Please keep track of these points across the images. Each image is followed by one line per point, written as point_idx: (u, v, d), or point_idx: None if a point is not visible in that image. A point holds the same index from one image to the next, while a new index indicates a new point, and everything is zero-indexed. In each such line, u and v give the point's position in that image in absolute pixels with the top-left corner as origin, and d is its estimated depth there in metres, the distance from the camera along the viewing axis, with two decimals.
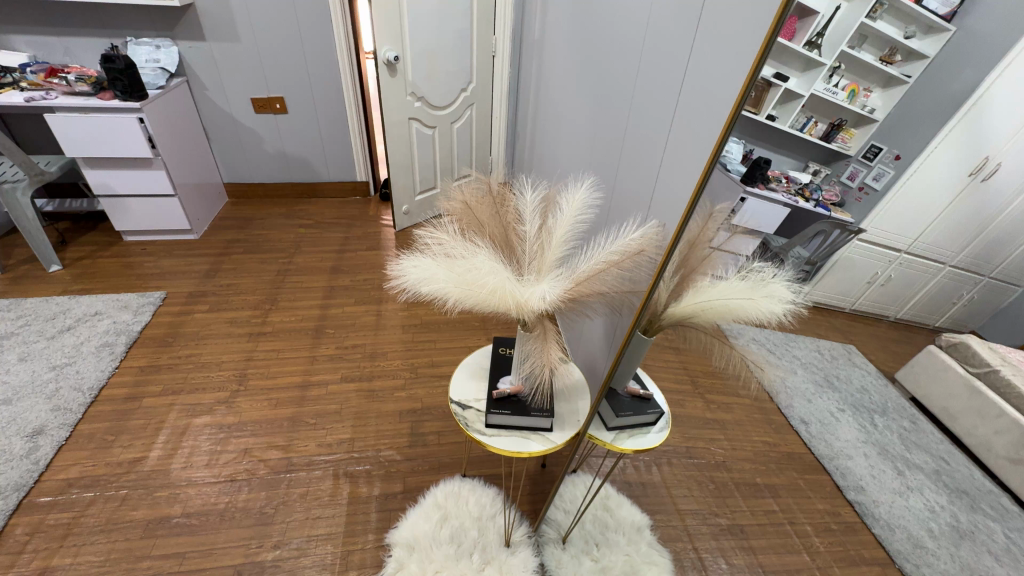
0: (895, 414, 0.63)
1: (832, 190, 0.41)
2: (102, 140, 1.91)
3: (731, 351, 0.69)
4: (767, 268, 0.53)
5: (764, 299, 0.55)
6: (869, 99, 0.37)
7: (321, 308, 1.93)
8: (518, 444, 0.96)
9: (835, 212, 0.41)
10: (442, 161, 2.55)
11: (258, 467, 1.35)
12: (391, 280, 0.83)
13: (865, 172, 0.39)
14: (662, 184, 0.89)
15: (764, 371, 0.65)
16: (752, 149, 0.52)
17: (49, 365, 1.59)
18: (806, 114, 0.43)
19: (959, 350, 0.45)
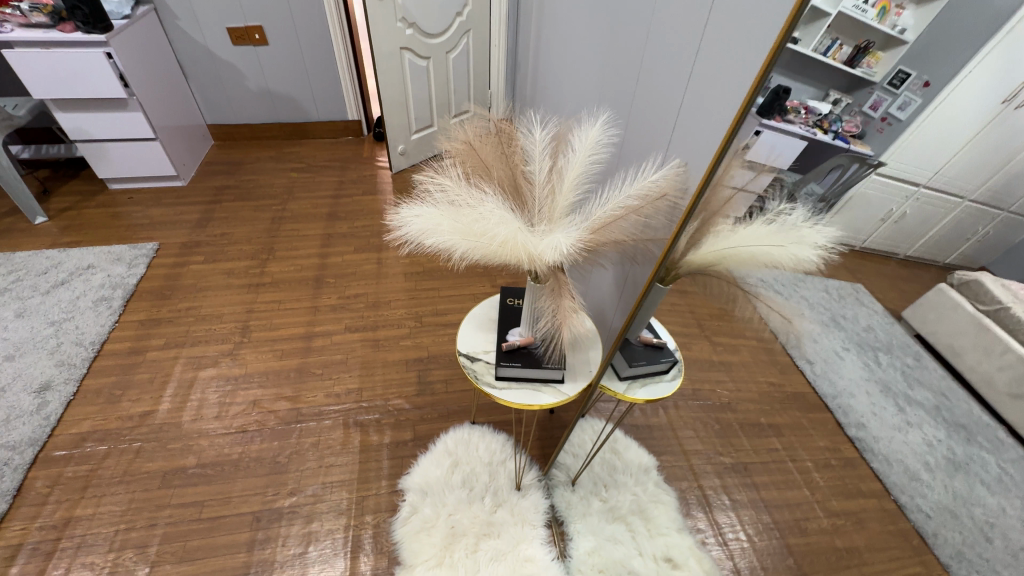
0: (898, 351, 0.58)
1: (853, 121, 0.39)
2: (69, 79, 1.76)
3: (753, 302, 0.64)
4: (785, 208, 0.50)
5: (791, 248, 0.50)
6: (901, 18, 0.33)
7: (319, 256, 1.88)
8: (529, 397, 0.94)
9: (854, 144, 0.39)
10: (437, 96, 2.38)
11: (268, 418, 1.35)
12: (392, 232, 0.78)
13: (889, 101, 0.36)
14: (687, 115, 0.79)
15: (791, 323, 0.60)
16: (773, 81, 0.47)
17: (47, 320, 1.56)
18: (831, 36, 0.40)
19: (972, 287, 0.45)
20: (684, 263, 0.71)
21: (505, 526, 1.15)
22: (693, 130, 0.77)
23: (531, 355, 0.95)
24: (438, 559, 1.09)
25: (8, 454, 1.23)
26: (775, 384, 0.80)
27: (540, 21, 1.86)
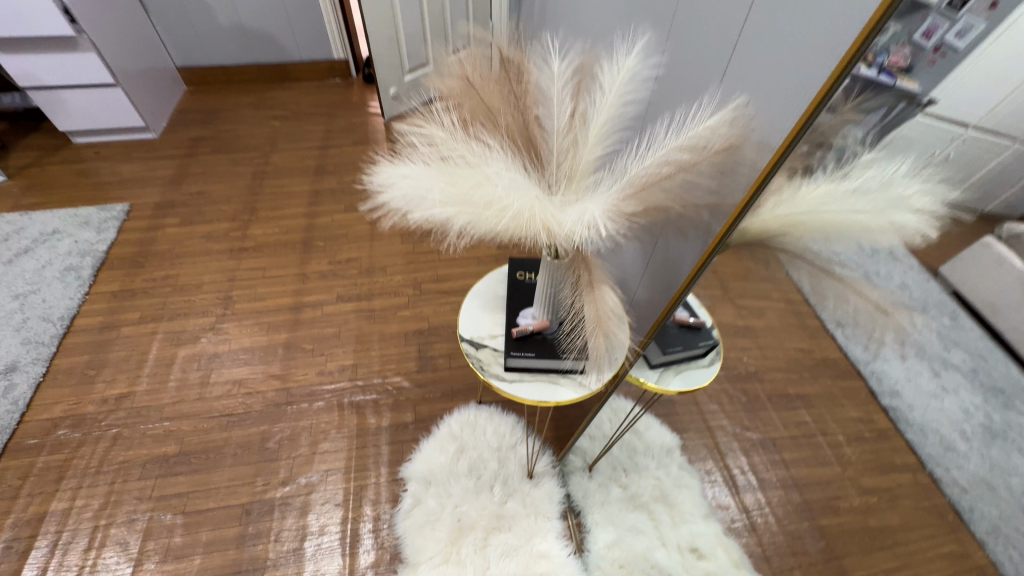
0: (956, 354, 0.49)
1: (899, 53, 0.32)
2: (4, 13, 1.52)
3: (841, 293, 0.47)
4: (815, 162, 0.42)
5: (876, 219, 0.38)
6: None
7: (307, 217, 1.70)
8: (545, 391, 0.81)
9: (900, 81, 0.32)
10: (432, 29, 2.10)
11: (256, 400, 1.24)
12: (369, 200, 0.59)
13: (945, 27, 0.28)
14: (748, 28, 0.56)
15: (891, 317, 0.44)
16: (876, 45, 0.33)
17: (11, 293, 1.43)
18: None
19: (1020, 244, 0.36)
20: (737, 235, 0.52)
21: (517, 519, 1.05)
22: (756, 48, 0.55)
23: (546, 343, 0.81)
24: (444, 556, 1.00)
25: None
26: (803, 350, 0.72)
27: None
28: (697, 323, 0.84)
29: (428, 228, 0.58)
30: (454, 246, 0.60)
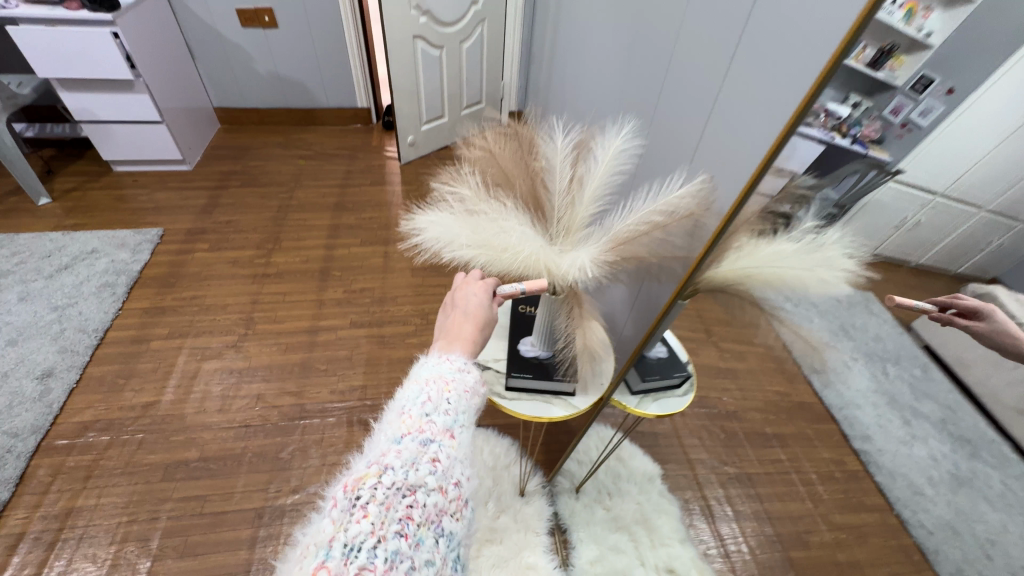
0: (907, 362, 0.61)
1: (872, 126, 0.39)
2: (73, 57, 1.73)
3: (774, 327, 0.64)
4: (828, 231, 0.49)
5: (824, 269, 0.51)
6: (926, 20, 0.32)
7: (326, 248, 1.86)
8: (540, 409, 0.93)
9: (871, 149, 0.40)
10: (449, 86, 2.34)
11: (271, 413, 1.35)
12: (406, 240, 0.75)
13: (910, 106, 0.36)
14: (726, 109, 0.70)
15: (813, 346, 0.62)
16: (842, 108, 0.40)
17: (51, 305, 1.55)
18: (872, 44, 0.36)
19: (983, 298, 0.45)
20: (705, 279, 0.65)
21: (509, 532, 1.15)
22: (723, 134, 0.70)
23: (543, 367, 0.93)
24: None
25: (11, 441, 1.23)
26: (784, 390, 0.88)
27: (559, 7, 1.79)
28: (670, 355, 0.97)
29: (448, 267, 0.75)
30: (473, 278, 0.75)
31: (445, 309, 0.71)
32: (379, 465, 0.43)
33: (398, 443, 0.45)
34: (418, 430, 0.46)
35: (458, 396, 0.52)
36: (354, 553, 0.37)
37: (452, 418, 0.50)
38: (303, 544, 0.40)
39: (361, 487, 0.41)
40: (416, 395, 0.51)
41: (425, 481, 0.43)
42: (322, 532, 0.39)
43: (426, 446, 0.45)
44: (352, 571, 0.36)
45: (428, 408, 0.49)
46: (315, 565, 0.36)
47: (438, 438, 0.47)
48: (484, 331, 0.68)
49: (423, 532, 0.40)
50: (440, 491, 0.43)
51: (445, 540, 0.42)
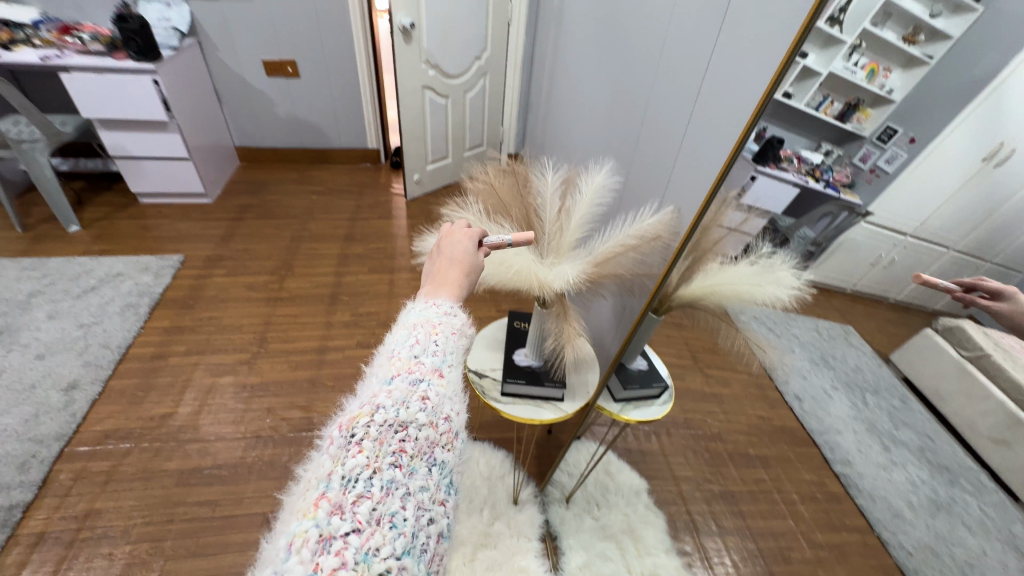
0: (886, 393, 0.59)
1: (843, 171, 0.45)
2: (116, 100, 1.92)
3: (739, 333, 0.73)
4: (778, 255, 0.59)
5: (771, 285, 0.62)
6: (888, 79, 0.40)
7: (335, 275, 1.99)
8: (532, 412, 1.03)
9: (843, 193, 0.46)
10: (453, 131, 2.56)
11: (281, 425, 1.43)
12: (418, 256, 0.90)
13: (876, 155, 0.43)
14: (686, 154, 0.85)
15: (765, 352, 0.71)
16: (771, 130, 0.53)
17: (77, 323, 1.66)
18: (823, 93, 0.47)
19: (955, 333, 0.45)
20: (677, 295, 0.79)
21: (502, 538, 1.22)
22: (687, 173, 0.85)
23: (535, 375, 1.04)
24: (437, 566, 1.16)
25: (36, 447, 1.31)
26: (765, 418, 0.87)
27: (552, 64, 2.02)
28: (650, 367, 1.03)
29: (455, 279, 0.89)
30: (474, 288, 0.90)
31: (433, 258, 0.76)
32: (372, 405, 0.48)
33: (389, 384, 0.50)
34: (408, 371, 0.51)
35: (446, 338, 0.57)
36: (352, 483, 0.42)
37: (441, 358, 0.54)
38: (308, 477, 0.46)
39: (356, 426, 0.46)
40: (405, 338, 0.56)
41: (416, 417, 0.48)
42: (324, 466, 0.45)
43: (416, 385, 0.50)
44: (350, 497, 0.41)
45: (417, 350, 0.54)
46: (318, 495, 0.42)
47: (428, 377, 0.51)
48: (471, 276, 0.72)
49: (416, 462, 0.45)
50: (430, 425, 0.48)
51: (438, 469, 0.47)
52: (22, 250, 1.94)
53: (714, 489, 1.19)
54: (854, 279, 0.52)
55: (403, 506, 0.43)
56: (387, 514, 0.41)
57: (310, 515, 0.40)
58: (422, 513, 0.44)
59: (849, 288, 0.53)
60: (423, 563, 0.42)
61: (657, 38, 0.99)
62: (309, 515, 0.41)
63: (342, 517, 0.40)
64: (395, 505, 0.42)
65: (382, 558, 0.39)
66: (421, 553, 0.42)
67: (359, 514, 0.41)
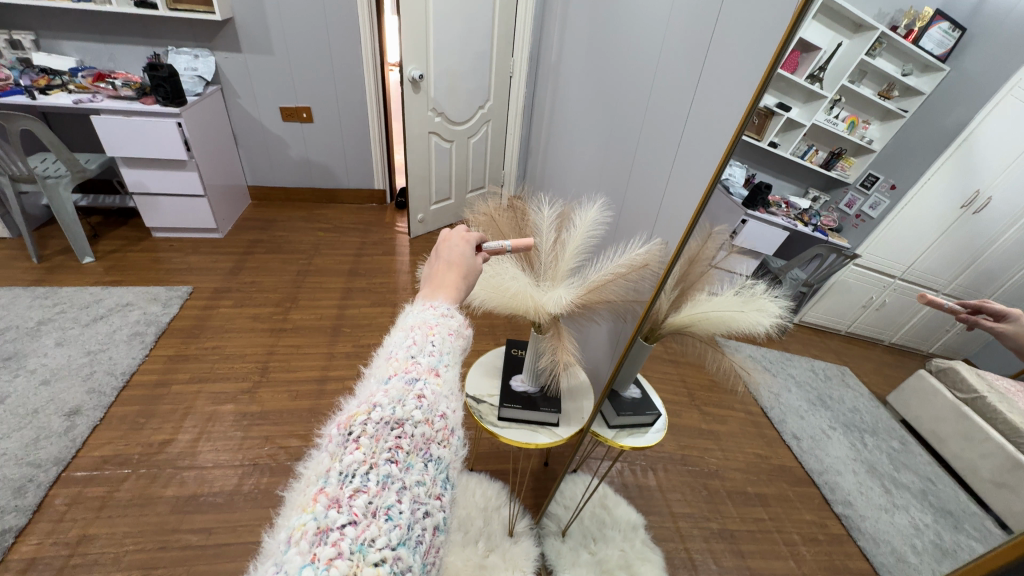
0: (884, 434, 0.53)
1: (830, 216, 0.48)
2: (140, 141, 2.04)
3: (726, 357, 0.75)
4: (760, 285, 0.62)
5: (755, 312, 0.64)
6: (868, 130, 0.44)
7: (339, 308, 2.04)
8: (527, 435, 1.05)
9: (832, 237, 0.48)
10: (457, 174, 2.69)
11: (280, 453, 1.44)
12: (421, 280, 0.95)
13: (861, 200, 0.46)
14: (672, 191, 0.93)
15: (751, 376, 0.71)
16: (754, 173, 0.59)
17: (84, 350, 1.70)
18: (807, 142, 0.50)
19: (947, 375, 0.45)
20: (666, 322, 0.84)
21: (496, 570, 1.20)
22: (672, 207, 0.93)
23: (530, 400, 1.07)
24: None
25: (34, 471, 1.31)
26: (760, 456, 0.79)
27: (551, 112, 2.16)
28: (643, 394, 1.02)
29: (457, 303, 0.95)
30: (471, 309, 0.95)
31: (431, 261, 0.80)
32: (369, 404, 0.52)
33: (387, 383, 0.54)
34: (405, 370, 0.56)
35: (442, 339, 0.62)
36: (349, 478, 0.46)
37: (437, 358, 0.59)
38: (308, 474, 0.49)
39: (354, 423, 0.49)
40: (403, 340, 0.60)
41: (412, 414, 0.51)
42: (323, 463, 0.48)
43: (412, 383, 0.54)
44: (347, 491, 0.44)
45: (414, 350, 0.58)
46: (317, 490, 0.45)
47: (424, 376, 0.56)
48: (467, 278, 0.77)
49: (412, 458, 0.49)
50: (426, 422, 0.52)
51: (434, 464, 0.51)
52: (36, 280, 2.01)
53: (711, 527, 1.02)
54: (849, 321, 0.52)
55: (398, 500, 0.46)
56: (383, 507, 0.45)
57: (310, 509, 0.44)
58: (418, 507, 0.47)
59: (842, 330, 0.53)
60: (419, 554, 0.45)
61: (644, 87, 1.09)
62: (309, 509, 0.44)
63: (339, 509, 0.43)
64: (390, 498, 0.45)
65: (377, 548, 0.42)
66: (416, 544, 0.45)
67: (356, 507, 0.44)
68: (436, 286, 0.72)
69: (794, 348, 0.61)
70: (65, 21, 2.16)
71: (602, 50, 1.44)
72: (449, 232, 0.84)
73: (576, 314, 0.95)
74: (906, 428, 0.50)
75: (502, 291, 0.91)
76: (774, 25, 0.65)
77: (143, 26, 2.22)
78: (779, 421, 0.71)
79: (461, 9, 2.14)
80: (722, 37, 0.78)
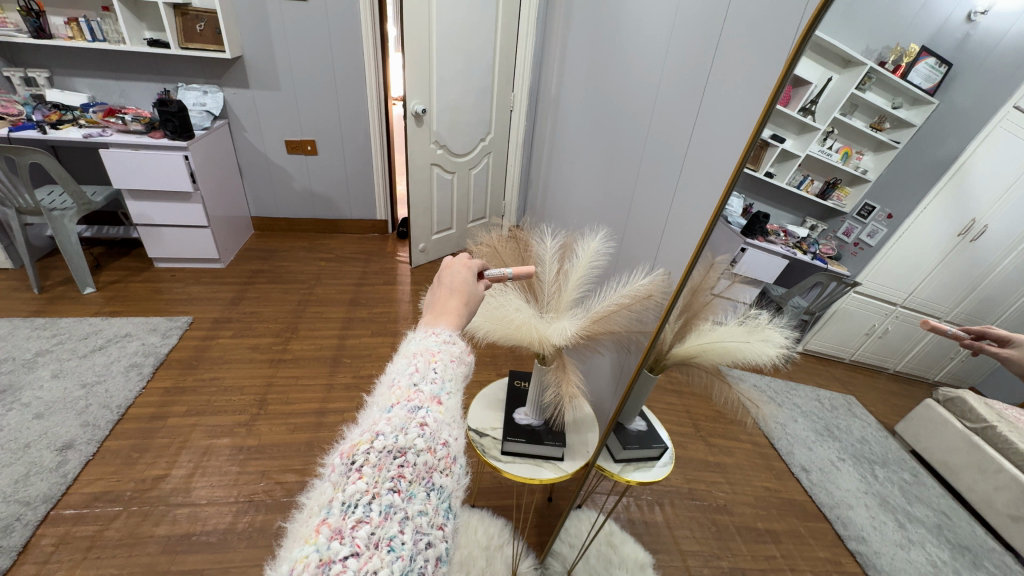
0: (894, 466, 0.52)
1: (829, 244, 0.47)
2: (146, 173, 2.07)
3: (732, 390, 0.72)
4: (764, 314, 0.60)
5: (760, 342, 0.62)
6: (862, 160, 0.43)
7: (339, 338, 2.03)
8: (531, 471, 1.03)
9: (831, 264, 0.46)
10: (458, 204, 2.72)
11: (276, 489, 1.40)
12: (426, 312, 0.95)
13: (859, 229, 0.44)
14: (673, 221, 0.94)
15: (759, 409, 0.68)
16: (751, 203, 0.59)
17: (81, 382, 1.67)
18: (802, 172, 0.50)
19: (956, 404, 0.45)
20: (671, 353, 0.83)
21: None
22: (673, 237, 0.94)
23: (534, 433, 1.05)
24: None
25: (22, 509, 1.27)
26: (770, 490, 0.72)
27: (551, 146, 2.21)
28: (650, 427, 1.01)
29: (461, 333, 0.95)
30: (475, 339, 0.95)
31: (432, 288, 0.80)
32: (372, 432, 0.51)
33: (389, 411, 0.53)
34: (407, 399, 0.54)
35: (444, 366, 0.61)
36: (352, 509, 0.45)
37: (439, 386, 0.57)
38: (311, 504, 0.48)
39: (356, 452, 0.48)
40: (406, 366, 0.59)
41: (415, 443, 0.50)
42: (326, 493, 0.47)
43: (414, 412, 0.53)
44: (350, 522, 0.44)
45: (416, 378, 0.57)
46: (320, 521, 0.45)
47: (426, 404, 0.54)
48: (469, 305, 0.77)
49: (415, 488, 0.48)
50: (429, 451, 0.51)
51: (436, 494, 0.49)
52: (36, 310, 2.00)
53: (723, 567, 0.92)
54: (852, 349, 0.51)
55: (401, 531, 0.45)
56: (386, 538, 0.44)
57: (312, 541, 0.43)
58: (421, 537, 0.46)
59: (847, 357, 0.52)
60: None
61: (644, 123, 1.12)
62: (311, 541, 0.43)
63: (342, 541, 0.43)
64: (393, 529, 0.45)
65: None
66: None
67: (358, 539, 0.43)
68: (438, 313, 0.72)
69: (800, 377, 0.58)
70: (81, 58, 2.23)
71: (601, 88, 1.48)
72: (451, 260, 0.84)
73: (578, 345, 0.94)
74: (917, 459, 0.50)
75: (505, 322, 0.90)
76: (770, 66, 0.68)
77: (155, 64, 2.29)
78: (785, 451, 0.67)
79: (463, 48, 2.22)
80: (719, 76, 0.81)
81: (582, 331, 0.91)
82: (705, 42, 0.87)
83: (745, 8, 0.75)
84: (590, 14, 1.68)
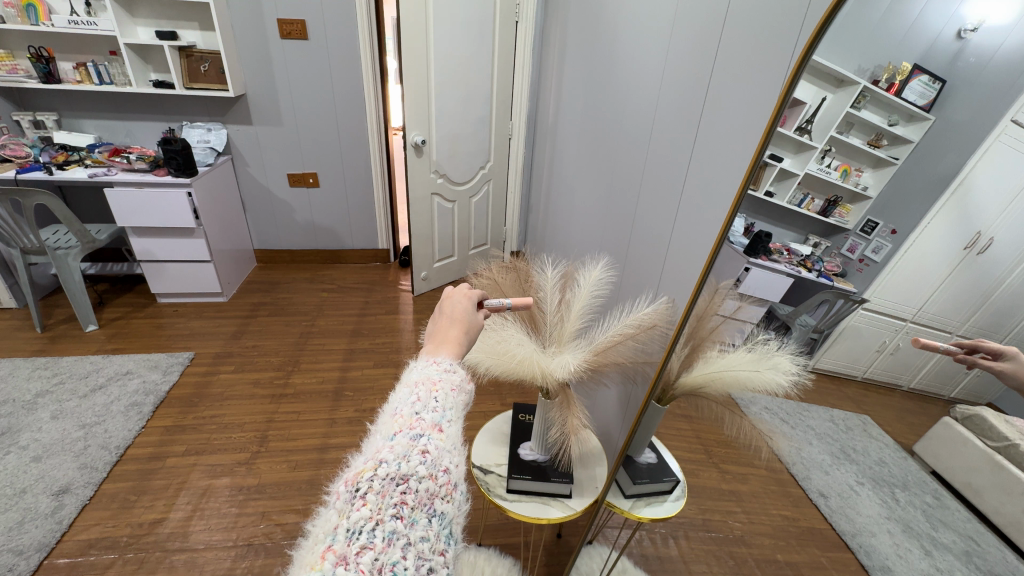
0: (916, 489, 0.48)
1: (834, 261, 0.45)
2: (149, 209, 2.09)
3: (744, 419, 0.69)
4: (773, 339, 0.57)
5: (770, 370, 0.60)
6: (862, 177, 0.41)
7: (341, 370, 2.01)
8: (538, 510, 1.00)
9: (837, 281, 0.45)
10: (460, 231, 2.73)
11: (275, 531, 1.36)
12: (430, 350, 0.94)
13: (864, 244, 0.42)
14: (676, 246, 0.93)
15: (775, 439, 0.64)
16: (752, 222, 0.58)
17: (80, 424, 1.65)
18: (802, 191, 0.48)
19: (975, 422, 0.42)
20: (679, 381, 0.80)
21: None
22: (675, 261, 0.93)
23: (540, 469, 1.02)
24: None
25: (15, 559, 1.23)
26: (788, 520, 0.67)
27: (550, 171, 2.22)
28: (660, 459, 0.97)
29: (465, 368, 0.93)
30: (477, 374, 0.92)
31: (433, 318, 0.78)
32: (375, 459, 0.49)
33: (392, 439, 0.50)
34: (410, 427, 0.52)
35: (446, 395, 0.58)
36: (356, 535, 0.43)
37: (441, 414, 0.55)
38: (314, 532, 0.46)
39: (361, 479, 0.46)
40: (409, 393, 0.57)
41: (417, 470, 0.48)
42: (330, 520, 0.45)
43: (416, 440, 0.50)
44: (354, 548, 0.42)
45: (418, 407, 0.55)
46: (324, 548, 0.43)
47: (428, 432, 0.52)
48: (469, 335, 0.75)
49: (417, 514, 0.46)
50: (430, 477, 0.48)
51: (438, 520, 0.47)
52: (37, 350, 2.00)
53: None
54: (862, 367, 0.48)
55: (404, 557, 0.43)
56: (389, 564, 0.42)
57: (317, 567, 0.41)
58: (422, 564, 0.44)
59: (859, 376, 0.49)
60: None
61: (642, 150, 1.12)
62: (315, 568, 0.41)
63: (347, 567, 0.41)
64: (396, 555, 0.42)
65: None
66: None
67: (363, 564, 0.41)
68: (438, 342, 0.70)
69: (811, 399, 0.55)
70: (90, 102, 2.30)
71: (598, 117, 1.50)
72: (451, 290, 0.82)
73: (580, 376, 0.91)
74: (938, 479, 0.47)
75: (507, 355, 0.88)
76: (766, 91, 0.68)
77: (160, 104, 2.35)
78: (802, 479, 0.63)
79: (462, 80, 2.27)
80: (716, 102, 0.81)
81: (585, 362, 0.89)
82: (699, 72, 0.88)
83: (738, 38, 0.76)
84: (585, 44, 1.71)
